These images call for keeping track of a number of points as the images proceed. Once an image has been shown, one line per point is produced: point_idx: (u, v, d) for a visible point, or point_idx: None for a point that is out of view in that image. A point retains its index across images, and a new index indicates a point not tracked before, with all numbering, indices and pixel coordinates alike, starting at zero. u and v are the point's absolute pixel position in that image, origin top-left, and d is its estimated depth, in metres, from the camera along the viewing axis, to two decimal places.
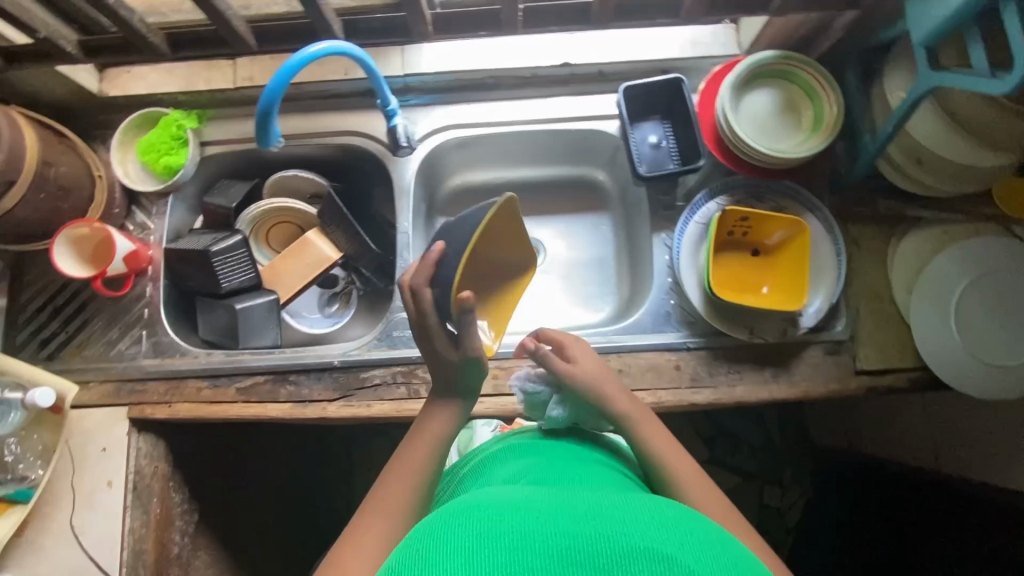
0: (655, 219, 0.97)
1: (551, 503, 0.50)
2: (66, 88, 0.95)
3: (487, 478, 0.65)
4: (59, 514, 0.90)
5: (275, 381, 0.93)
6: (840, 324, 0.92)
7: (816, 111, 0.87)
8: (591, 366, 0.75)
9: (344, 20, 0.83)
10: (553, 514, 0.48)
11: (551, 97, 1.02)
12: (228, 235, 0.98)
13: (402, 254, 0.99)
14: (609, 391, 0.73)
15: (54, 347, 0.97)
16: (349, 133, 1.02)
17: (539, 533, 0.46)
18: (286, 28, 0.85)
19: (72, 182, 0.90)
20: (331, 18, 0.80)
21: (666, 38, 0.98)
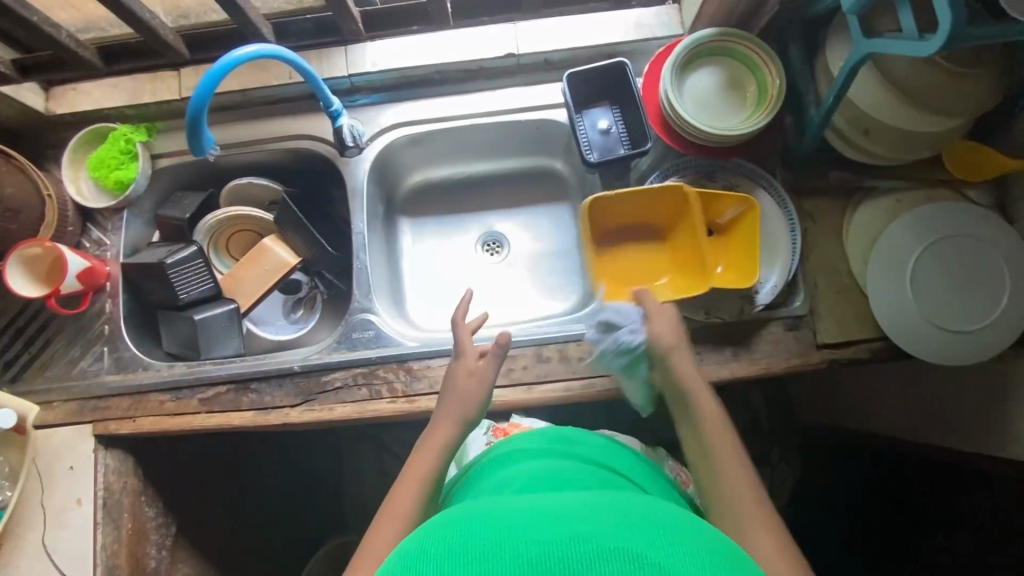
0: (609, 205, 0.97)
1: (527, 514, 0.49)
2: (11, 109, 0.95)
3: (507, 473, 0.71)
4: (29, 535, 0.91)
5: (237, 389, 0.93)
6: (799, 299, 0.91)
7: (760, 86, 0.87)
8: (670, 328, 0.80)
9: (275, 23, 0.97)
10: (527, 525, 0.47)
11: (498, 89, 1.01)
12: (183, 246, 0.98)
13: (358, 255, 0.99)
14: (680, 355, 0.77)
15: (16, 370, 0.98)
16: (298, 137, 1.02)
17: (511, 545, 0.44)
18: (213, 36, 0.98)
19: (21, 202, 0.90)
20: (258, 22, 0.90)
21: (609, 22, 0.97)
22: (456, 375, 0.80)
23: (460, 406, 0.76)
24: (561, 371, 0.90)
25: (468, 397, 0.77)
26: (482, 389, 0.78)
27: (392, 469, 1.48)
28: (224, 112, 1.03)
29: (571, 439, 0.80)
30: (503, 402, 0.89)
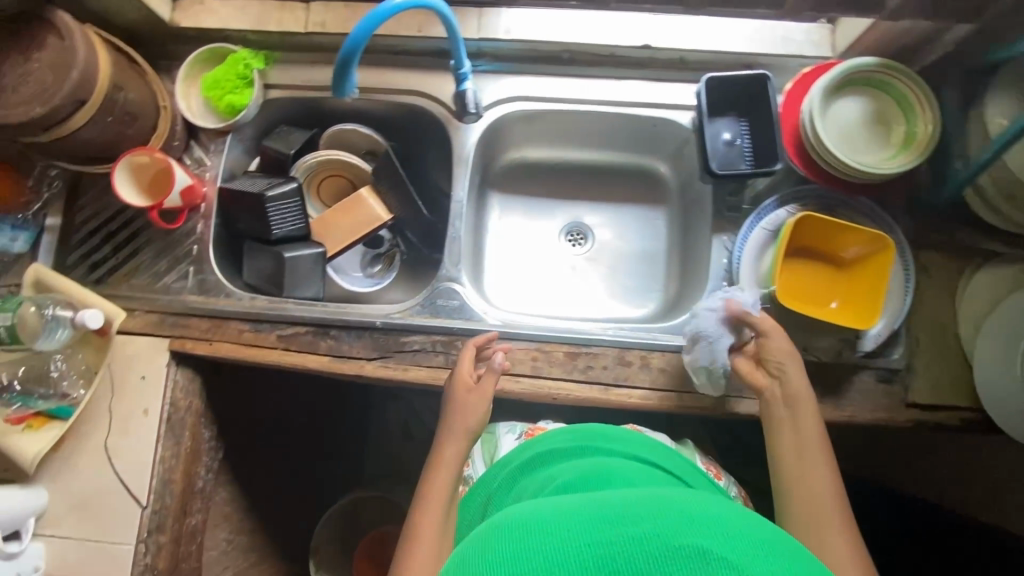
0: (718, 219, 0.94)
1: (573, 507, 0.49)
2: (139, 13, 0.94)
3: (549, 474, 0.71)
4: (94, 434, 0.92)
5: (316, 333, 0.93)
6: (897, 352, 0.88)
7: (909, 127, 0.82)
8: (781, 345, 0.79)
9: None
10: (574, 519, 0.47)
11: (624, 79, 0.98)
12: (284, 181, 0.98)
13: (454, 223, 0.98)
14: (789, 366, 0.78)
15: (103, 272, 0.99)
16: (414, 93, 1.00)
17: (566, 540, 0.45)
18: None
19: (140, 109, 0.89)
20: None
21: (756, 31, 0.93)
22: (458, 400, 0.82)
23: (470, 423, 0.80)
24: (641, 378, 0.89)
25: (469, 427, 0.80)
26: (483, 410, 0.81)
27: (417, 433, 1.50)
28: None
29: (608, 437, 0.78)
30: (577, 397, 0.88)
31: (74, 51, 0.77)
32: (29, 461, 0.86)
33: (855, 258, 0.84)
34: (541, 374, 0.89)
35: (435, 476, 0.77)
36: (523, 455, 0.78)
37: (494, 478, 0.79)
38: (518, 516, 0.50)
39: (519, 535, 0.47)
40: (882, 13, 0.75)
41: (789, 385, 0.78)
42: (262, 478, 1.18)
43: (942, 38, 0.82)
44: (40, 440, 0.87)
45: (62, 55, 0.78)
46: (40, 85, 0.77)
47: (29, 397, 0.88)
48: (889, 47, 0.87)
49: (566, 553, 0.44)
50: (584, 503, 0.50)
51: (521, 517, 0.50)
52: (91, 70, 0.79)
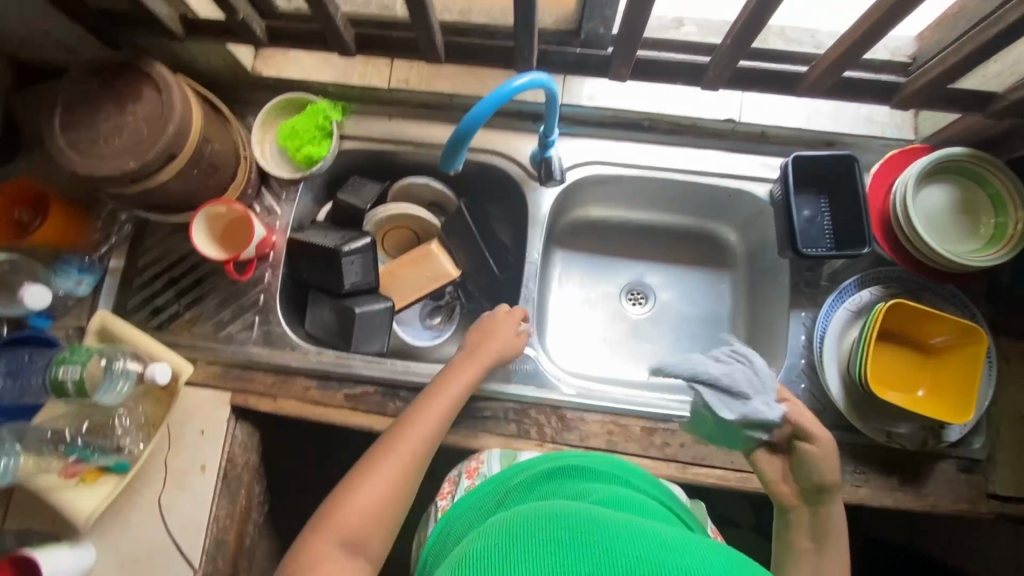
0: (796, 295, 0.94)
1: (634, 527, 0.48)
2: (224, 61, 0.93)
3: (583, 485, 0.63)
4: (149, 490, 0.89)
5: (385, 393, 0.91)
6: (978, 441, 0.87)
7: (998, 222, 0.83)
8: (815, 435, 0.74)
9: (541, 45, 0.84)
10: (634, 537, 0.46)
11: (705, 149, 0.98)
12: (358, 235, 0.96)
13: (528, 284, 0.97)
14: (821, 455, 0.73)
15: (164, 318, 0.96)
16: (492, 153, 1.00)
17: (605, 547, 0.44)
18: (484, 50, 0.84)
19: (222, 160, 0.88)
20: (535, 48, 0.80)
21: (840, 112, 0.93)
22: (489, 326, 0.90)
23: (470, 376, 0.85)
24: (720, 457, 0.87)
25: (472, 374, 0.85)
26: (480, 366, 0.86)
27: None
28: (423, 109, 1.01)
29: (636, 475, 0.72)
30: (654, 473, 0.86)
31: (171, 106, 0.76)
32: (84, 520, 0.82)
33: (941, 346, 0.83)
34: (617, 449, 0.87)
35: (428, 405, 0.81)
36: (547, 462, 0.69)
37: (508, 482, 0.69)
38: (558, 512, 0.49)
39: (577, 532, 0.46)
40: (989, 110, 0.74)
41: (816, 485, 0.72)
42: None
43: None
44: (94, 496, 0.84)
45: (158, 110, 0.76)
46: (135, 139, 0.76)
47: (87, 450, 0.83)
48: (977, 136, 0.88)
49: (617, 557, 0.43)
50: (624, 519, 0.49)
51: (559, 514, 0.49)
52: (186, 125, 0.77)
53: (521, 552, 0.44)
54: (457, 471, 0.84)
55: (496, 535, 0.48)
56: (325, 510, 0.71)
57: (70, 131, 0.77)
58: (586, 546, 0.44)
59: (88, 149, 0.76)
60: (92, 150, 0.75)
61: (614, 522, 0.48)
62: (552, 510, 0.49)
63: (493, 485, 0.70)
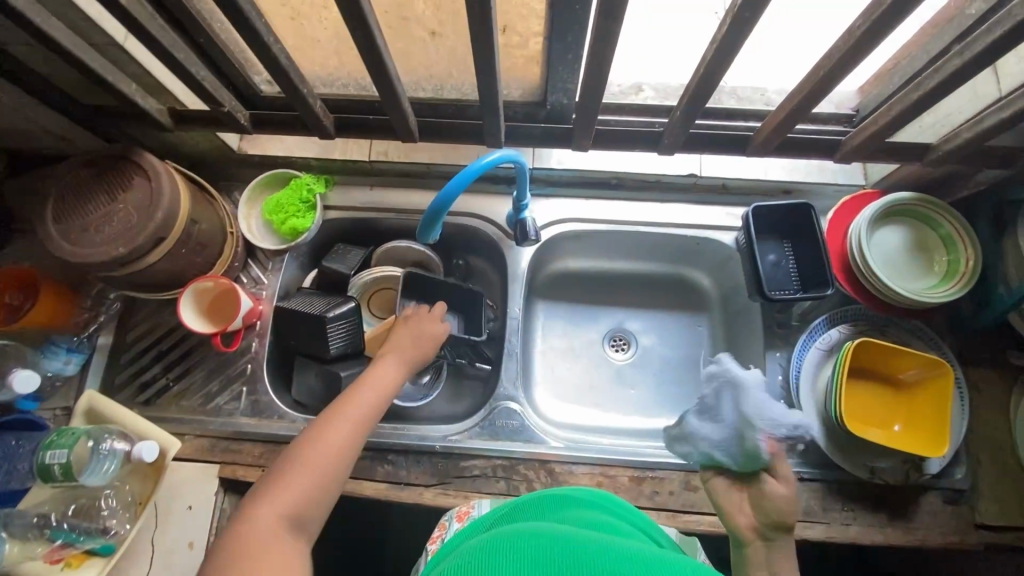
0: (769, 336, 0.97)
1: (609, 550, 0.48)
2: (211, 144, 0.98)
3: (566, 512, 0.61)
4: (133, 573, 0.87)
5: (373, 457, 0.91)
6: (960, 471, 0.88)
7: (951, 259, 0.87)
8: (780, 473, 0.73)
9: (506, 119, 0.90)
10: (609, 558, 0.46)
11: (670, 203, 1.03)
12: (343, 301, 0.99)
13: (511, 339, 1.00)
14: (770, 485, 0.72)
15: (151, 393, 0.97)
16: (470, 216, 1.05)
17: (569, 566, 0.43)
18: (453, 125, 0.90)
19: (209, 237, 0.91)
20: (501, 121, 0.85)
21: (793, 163, 1.00)
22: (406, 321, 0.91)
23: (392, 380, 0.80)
24: (709, 504, 0.87)
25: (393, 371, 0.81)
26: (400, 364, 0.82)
27: None
28: (402, 178, 1.06)
29: (613, 501, 0.70)
30: None
31: (161, 193, 0.80)
32: None
33: (912, 381, 0.86)
34: None
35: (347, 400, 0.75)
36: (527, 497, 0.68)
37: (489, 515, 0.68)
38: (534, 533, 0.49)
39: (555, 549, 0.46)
40: (925, 159, 0.80)
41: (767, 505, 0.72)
42: None
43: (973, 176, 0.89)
44: None
45: (147, 197, 0.80)
46: (124, 225, 0.79)
47: (73, 534, 0.82)
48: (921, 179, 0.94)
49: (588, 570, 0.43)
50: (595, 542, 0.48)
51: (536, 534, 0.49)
52: (174, 210, 0.81)
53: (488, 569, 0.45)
54: (445, 514, 0.83)
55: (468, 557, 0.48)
56: (232, 524, 0.62)
57: (62, 221, 0.80)
58: (549, 564, 0.44)
59: (78, 238, 0.78)
60: (82, 238, 0.78)
61: (584, 543, 0.47)
62: (525, 534, 0.49)
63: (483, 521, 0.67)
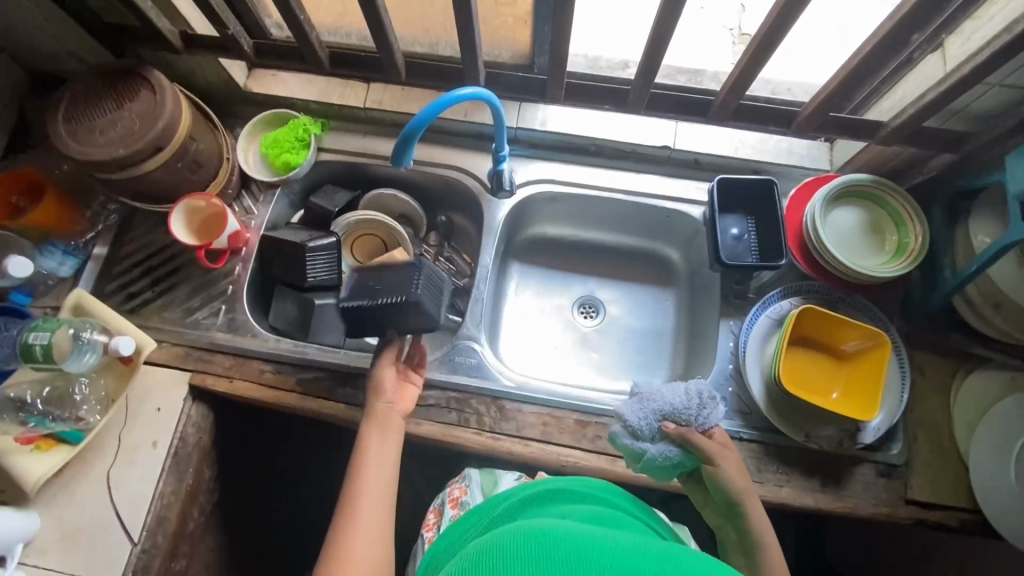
0: (725, 305, 1.01)
1: (606, 538, 0.48)
2: (218, 78, 1.05)
3: (557, 510, 0.65)
4: (99, 462, 0.92)
5: (335, 379, 0.97)
6: (896, 447, 0.91)
7: (900, 238, 0.91)
8: (729, 460, 0.79)
9: (490, 72, 0.97)
10: (611, 549, 0.46)
11: (644, 173, 1.08)
12: (324, 234, 1.04)
13: (479, 286, 1.05)
14: (728, 469, 0.78)
15: (137, 303, 1.03)
16: (454, 169, 1.10)
17: (587, 566, 0.42)
18: (440, 70, 0.95)
19: (206, 158, 0.98)
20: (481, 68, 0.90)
21: (764, 144, 1.05)
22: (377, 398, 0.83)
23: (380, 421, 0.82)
24: None
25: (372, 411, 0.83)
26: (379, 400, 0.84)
27: None
28: (394, 128, 1.12)
29: (613, 496, 0.76)
30: (583, 464, 0.90)
31: (163, 105, 0.86)
32: (31, 484, 0.85)
33: (854, 351, 0.89)
34: (551, 440, 0.92)
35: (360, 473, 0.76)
36: (526, 492, 0.71)
37: (496, 505, 0.71)
38: (532, 530, 0.49)
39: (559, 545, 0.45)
40: (876, 137, 0.85)
41: (724, 484, 0.77)
42: (249, 528, 1.15)
43: (929, 163, 0.93)
44: (44, 463, 0.87)
45: (150, 107, 0.87)
46: (127, 131, 0.86)
47: (44, 418, 0.88)
48: (882, 166, 0.98)
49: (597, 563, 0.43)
50: (599, 536, 0.48)
51: (531, 533, 0.48)
52: (174, 123, 0.88)
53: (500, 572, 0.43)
54: (441, 502, 0.95)
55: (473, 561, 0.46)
56: None
57: (71, 122, 0.87)
58: (562, 563, 0.43)
59: (85, 138, 0.86)
60: (87, 138, 0.86)
61: (592, 540, 0.47)
62: (531, 531, 0.48)
63: (491, 514, 0.69)
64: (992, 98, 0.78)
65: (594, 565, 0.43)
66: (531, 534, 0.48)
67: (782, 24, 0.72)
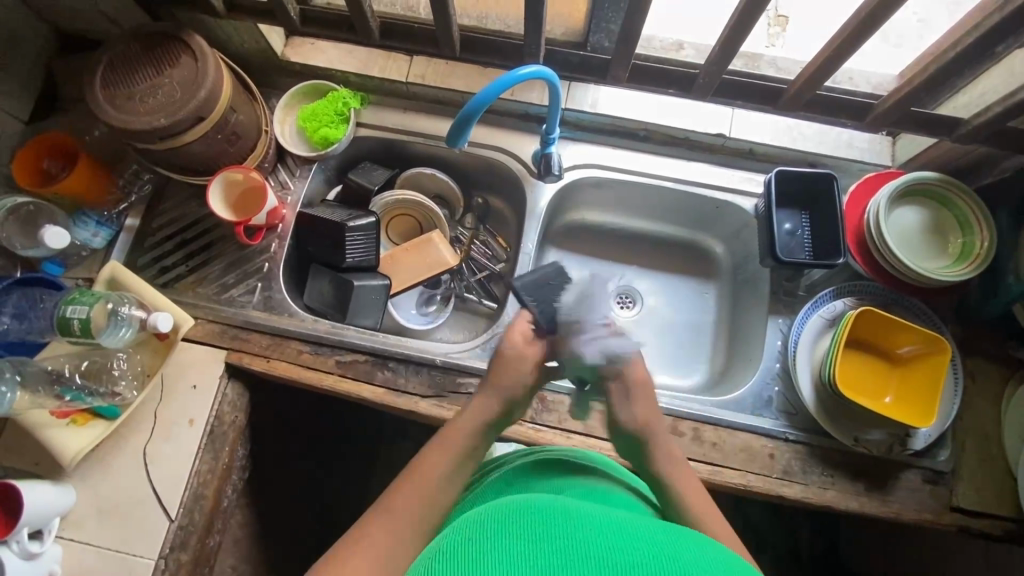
0: (774, 303, 0.98)
1: (605, 519, 0.48)
2: (256, 45, 1.01)
3: (556, 482, 0.67)
4: (135, 437, 0.91)
5: (374, 363, 0.95)
6: (943, 454, 0.89)
7: (965, 242, 0.88)
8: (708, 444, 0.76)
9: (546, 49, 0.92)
10: (607, 531, 0.46)
11: (695, 161, 1.04)
12: (363, 214, 1.01)
13: (520, 273, 1.03)
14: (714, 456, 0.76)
15: (170, 277, 1.00)
16: (498, 150, 1.06)
17: (580, 550, 0.43)
18: (493, 44, 0.90)
19: (245, 130, 0.94)
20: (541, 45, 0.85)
21: (822, 135, 1.01)
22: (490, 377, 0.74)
23: (474, 421, 0.71)
24: (691, 450, 0.89)
25: (478, 412, 0.72)
26: (493, 399, 0.73)
27: None
28: (436, 105, 1.08)
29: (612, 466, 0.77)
30: (625, 459, 0.89)
31: (205, 73, 0.82)
32: (70, 459, 0.85)
33: (908, 355, 0.87)
34: (592, 433, 0.91)
35: (423, 460, 0.67)
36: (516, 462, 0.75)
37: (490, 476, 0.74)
38: (531, 506, 0.50)
39: (553, 526, 0.46)
40: (954, 134, 0.81)
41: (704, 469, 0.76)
42: (279, 506, 1.15)
43: (1001, 163, 0.89)
44: (83, 437, 0.86)
45: (192, 75, 0.83)
46: (167, 99, 0.82)
47: (80, 393, 0.85)
48: (948, 164, 0.94)
49: (586, 546, 0.43)
50: (591, 513, 0.49)
51: (532, 509, 0.49)
52: (216, 91, 0.84)
53: (490, 545, 0.44)
54: None
55: (470, 532, 0.48)
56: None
57: (109, 87, 0.83)
58: (554, 544, 0.44)
59: (123, 105, 0.82)
60: (127, 106, 0.82)
61: (593, 523, 0.47)
62: (525, 507, 0.50)
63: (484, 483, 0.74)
64: None
65: (589, 551, 0.43)
66: (526, 510, 0.49)
67: (878, 14, 0.67)
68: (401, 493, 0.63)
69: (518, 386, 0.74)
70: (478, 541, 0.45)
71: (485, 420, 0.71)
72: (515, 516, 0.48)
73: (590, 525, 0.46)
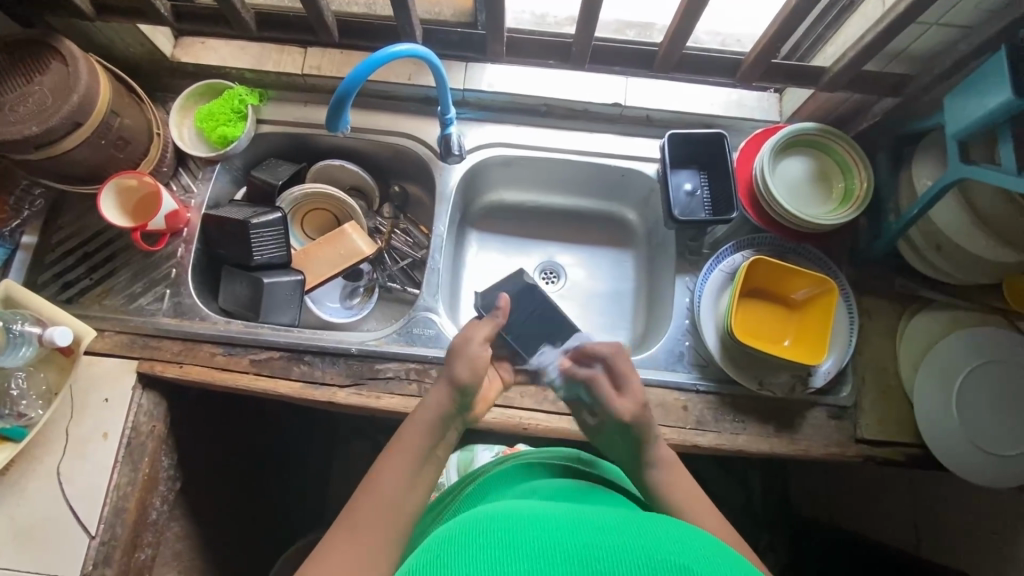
0: (681, 262, 1.02)
1: (565, 516, 0.46)
2: (142, 47, 0.99)
3: (527, 486, 0.67)
4: (47, 457, 0.89)
5: (290, 358, 0.94)
6: (845, 390, 0.94)
7: (847, 185, 0.93)
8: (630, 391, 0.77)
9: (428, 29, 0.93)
10: (567, 527, 0.44)
11: (597, 132, 1.07)
12: (269, 210, 1.00)
13: (434, 256, 1.03)
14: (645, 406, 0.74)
15: (75, 291, 0.98)
16: (403, 136, 1.07)
17: (547, 548, 0.41)
18: (371, 28, 0.90)
19: (134, 134, 0.93)
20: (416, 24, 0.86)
21: (713, 97, 1.04)
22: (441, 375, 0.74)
23: (426, 419, 0.70)
24: None
25: (426, 409, 0.71)
26: (440, 394, 0.72)
27: None
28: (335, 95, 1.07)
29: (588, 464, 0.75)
30: (544, 428, 0.91)
31: (77, 76, 0.80)
32: None
33: (804, 298, 0.91)
34: (513, 405, 0.92)
35: (383, 467, 0.65)
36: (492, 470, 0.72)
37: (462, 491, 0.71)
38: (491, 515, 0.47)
39: (511, 530, 0.43)
40: (819, 83, 0.85)
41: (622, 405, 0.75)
42: (220, 516, 1.13)
43: (872, 109, 0.93)
44: None
45: (64, 81, 0.81)
46: (38, 106, 0.80)
47: None
48: (828, 114, 0.98)
49: (549, 545, 0.41)
50: (557, 510, 0.48)
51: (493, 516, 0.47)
52: (92, 94, 0.82)
53: (454, 554, 0.41)
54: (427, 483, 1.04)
55: (437, 542, 0.45)
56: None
57: None
58: (522, 546, 0.41)
59: None
60: None
61: (555, 518, 0.45)
62: (485, 517, 0.47)
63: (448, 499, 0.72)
64: (930, 36, 0.78)
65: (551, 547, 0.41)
66: (490, 517, 0.47)
67: None
68: (360, 505, 0.62)
69: (468, 375, 0.73)
70: (442, 555, 0.42)
71: (435, 416, 0.70)
72: (477, 524, 0.45)
73: (551, 524, 0.44)
